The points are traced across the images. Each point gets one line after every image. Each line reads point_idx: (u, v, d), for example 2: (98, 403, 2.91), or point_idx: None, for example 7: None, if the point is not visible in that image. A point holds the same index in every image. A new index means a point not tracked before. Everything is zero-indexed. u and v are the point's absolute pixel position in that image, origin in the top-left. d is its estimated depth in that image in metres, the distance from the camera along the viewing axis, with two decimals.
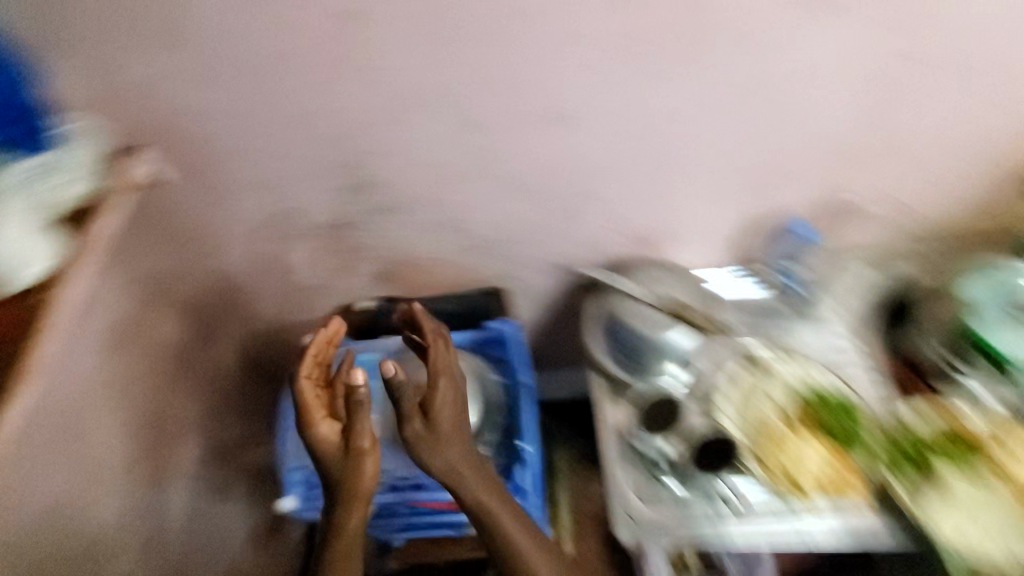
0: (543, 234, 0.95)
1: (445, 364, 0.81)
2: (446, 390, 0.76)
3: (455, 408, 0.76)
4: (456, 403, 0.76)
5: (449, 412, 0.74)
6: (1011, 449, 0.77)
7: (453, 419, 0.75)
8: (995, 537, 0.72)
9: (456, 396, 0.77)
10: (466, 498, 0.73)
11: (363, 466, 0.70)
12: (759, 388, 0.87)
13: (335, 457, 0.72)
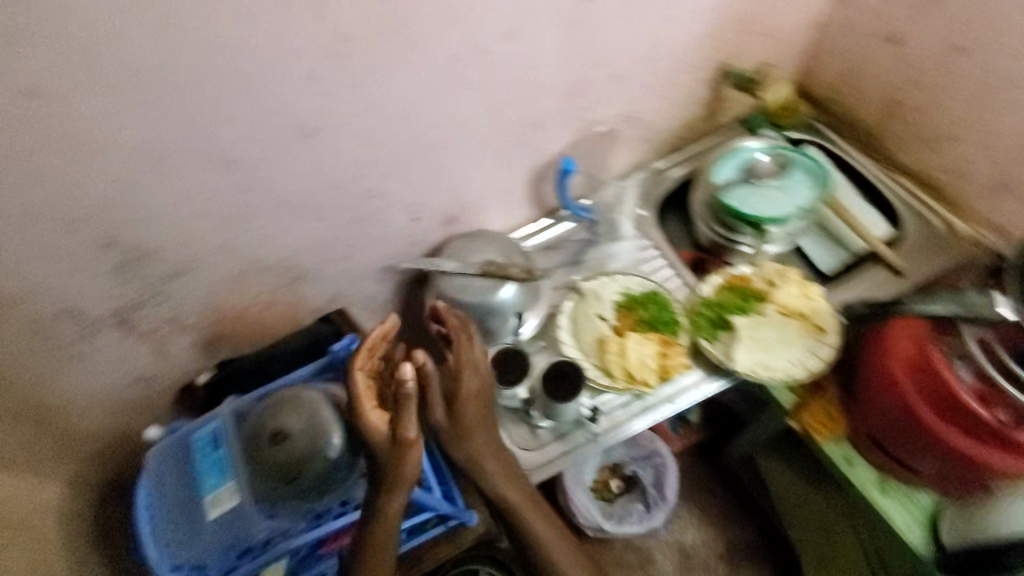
0: (353, 247, 0.96)
1: (483, 360, 0.87)
2: (474, 382, 0.84)
3: (479, 396, 0.84)
4: (479, 394, 0.84)
5: (475, 406, 0.83)
6: (774, 286, 0.96)
7: (477, 390, 0.82)
8: (782, 357, 0.91)
9: (479, 372, 0.84)
10: (485, 482, 0.83)
11: (410, 459, 0.72)
12: (589, 311, 0.99)
13: (387, 445, 0.73)
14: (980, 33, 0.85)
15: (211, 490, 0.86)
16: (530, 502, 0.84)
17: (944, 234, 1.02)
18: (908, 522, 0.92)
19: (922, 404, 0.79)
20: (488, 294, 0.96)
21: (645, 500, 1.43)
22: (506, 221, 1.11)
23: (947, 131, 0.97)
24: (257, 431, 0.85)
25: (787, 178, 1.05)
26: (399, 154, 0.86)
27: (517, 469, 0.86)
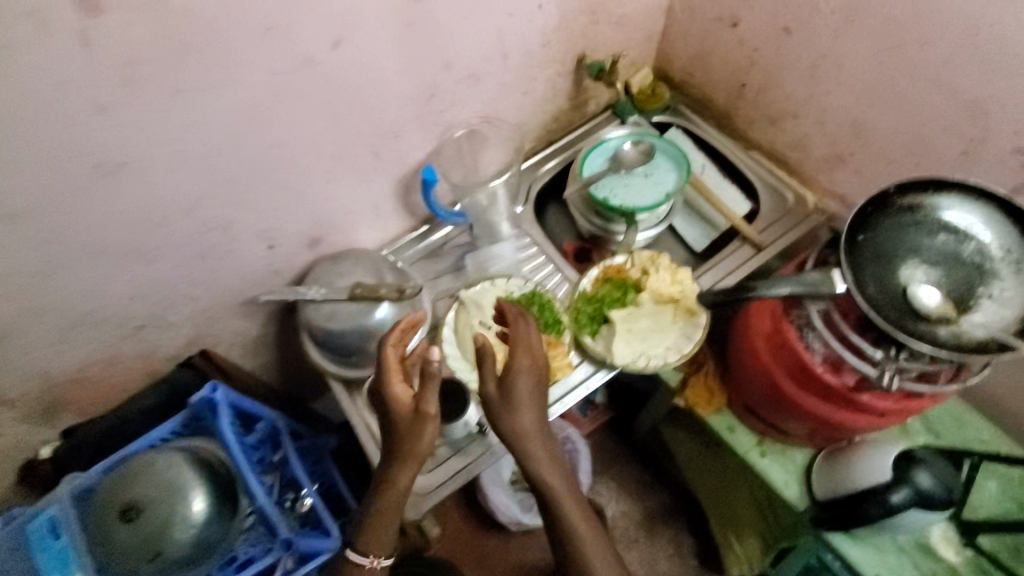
0: (200, 288, 0.86)
1: (539, 346, 0.81)
2: (534, 353, 0.79)
3: (535, 372, 0.78)
4: (533, 377, 0.77)
5: (525, 382, 0.76)
6: (647, 274, 0.98)
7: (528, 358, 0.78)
8: (660, 344, 0.93)
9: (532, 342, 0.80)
10: (529, 469, 0.75)
11: (424, 431, 0.70)
12: (472, 320, 0.96)
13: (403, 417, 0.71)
14: (806, 17, 0.88)
15: None
16: (570, 495, 0.76)
17: (793, 205, 1.09)
18: (786, 478, 0.99)
19: (783, 374, 0.85)
20: (361, 319, 0.88)
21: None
22: (377, 235, 1.05)
23: (789, 110, 1.02)
24: (107, 505, 0.76)
25: (651, 164, 1.07)
26: (228, 184, 0.77)
27: (562, 459, 0.78)
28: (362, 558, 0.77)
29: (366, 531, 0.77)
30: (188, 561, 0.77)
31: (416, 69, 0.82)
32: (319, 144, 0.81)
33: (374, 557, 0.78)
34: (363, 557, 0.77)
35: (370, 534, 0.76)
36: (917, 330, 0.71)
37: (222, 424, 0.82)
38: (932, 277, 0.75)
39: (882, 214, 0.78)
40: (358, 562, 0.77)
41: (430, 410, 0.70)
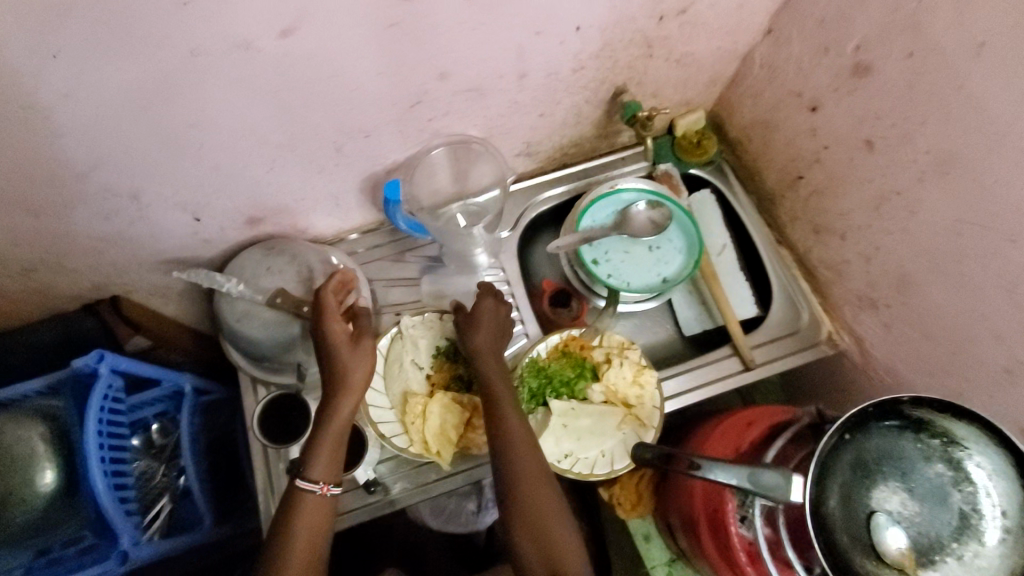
0: (109, 243, 0.76)
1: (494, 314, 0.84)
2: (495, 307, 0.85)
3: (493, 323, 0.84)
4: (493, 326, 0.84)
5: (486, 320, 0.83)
6: (609, 363, 0.86)
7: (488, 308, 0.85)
8: (595, 449, 0.83)
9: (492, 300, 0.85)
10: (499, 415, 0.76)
11: (360, 359, 0.76)
12: (403, 356, 0.85)
13: (344, 348, 0.75)
14: (894, 138, 0.71)
15: None
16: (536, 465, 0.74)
17: (805, 327, 0.94)
18: None
19: (706, 536, 0.76)
20: (275, 330, 0.81)
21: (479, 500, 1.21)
22: (337, 223, 0.92)
23: (836, 228, 0.85)
24: None
25: (660, 235, 0.92)
26: (139, 155, 0.65)
27: (529, 430, 0.75)
28: (313, 485, 0.71)
29: (315, 453, 0.72)
30: (23, 538, 0.71)
31: (396, 66, 0.65)
32: (253, 128, 0.67)
33: (325, 484, 0.72)
34: (313, 483, 0.71)
35: (321, 454, 0.72)
36: (862, 569, 0.61)
37: (92, 401, 0.73)
38: (904, 512, 0.63)
39: (880, 418, 0.66)
40: (307, 491, 0.71)
41: (368, 341, 0.77)
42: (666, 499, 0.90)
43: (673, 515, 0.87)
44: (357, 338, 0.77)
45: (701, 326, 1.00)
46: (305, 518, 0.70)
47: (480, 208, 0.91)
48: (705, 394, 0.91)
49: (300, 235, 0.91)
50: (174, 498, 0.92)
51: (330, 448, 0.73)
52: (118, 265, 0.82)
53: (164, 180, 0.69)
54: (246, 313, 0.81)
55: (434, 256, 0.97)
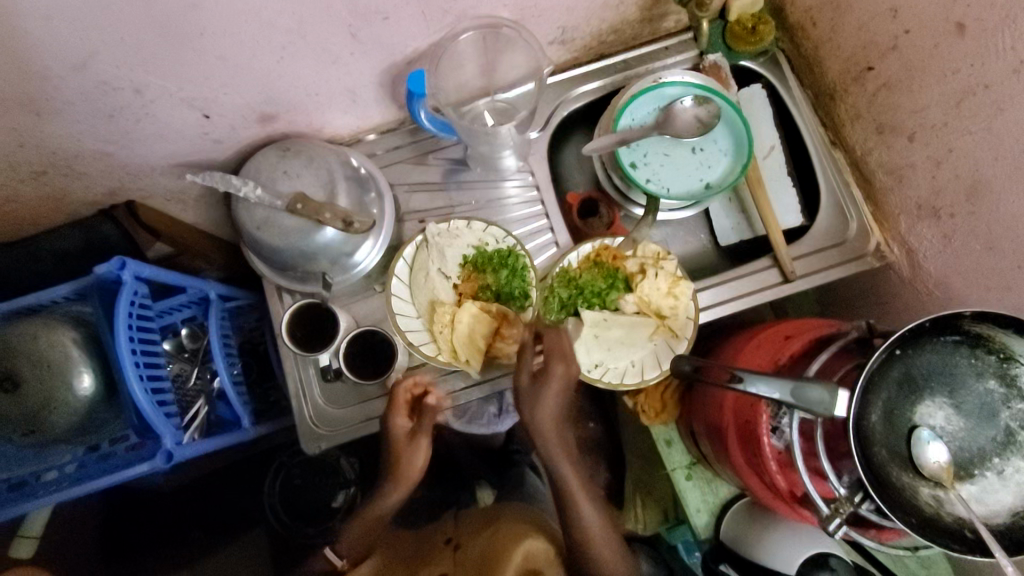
0: (115, 145, 0.72)
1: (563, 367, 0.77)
2: (562, 379, 0.75)
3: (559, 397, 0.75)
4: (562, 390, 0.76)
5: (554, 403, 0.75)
6: (643, 274, 0.82)
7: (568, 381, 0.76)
8: (626, 359, 0.82)
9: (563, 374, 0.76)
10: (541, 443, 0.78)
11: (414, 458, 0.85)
12: (429, 265, 0.82)
13: (403, 443, 0.84)
14: (992, 21, 0.61)
15: None
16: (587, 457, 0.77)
17: (853, 238, 0.89)
18: (699, 507, 0.95)
19: (733, 443, 0.77)
20: (297, 239, 0.75)
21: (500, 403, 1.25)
22: (354, 121, 0.86)
23: (904, 127, 0.77)
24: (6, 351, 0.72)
25: (706, 136, 0.84)
26: (135, 46, 0.58)
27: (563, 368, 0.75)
28: (336, 557, 0.86)
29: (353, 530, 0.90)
30: (72, 437, 0.75)
31: None
32: (256, 12, 0.59)
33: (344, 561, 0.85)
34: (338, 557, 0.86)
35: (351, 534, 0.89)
36: (898, 482, 0.60)
37: (117, 308, 0.72)
38: (948, 427, 0.61)
39: (935, 333, 0.62)
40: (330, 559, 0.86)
41: (422, 442, 0.84)
42: (693, 408, 0.91)
43: (699, 422, 0.88)
44: (413, 435, 0.84)
45: (738, 236, 0.95)
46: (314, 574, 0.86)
47: (508, 104, 0.82)
48: (739, 306, 0.89)
49: (316, 134, 0.85)
50: (210, 400, 0.95)
51: (363, 528, 0.90)
52: (128, 169, 0.77)
53: (166, 72, 0.63)
54: (265, 223, 0.76)
55: (458, 158, 0.90)
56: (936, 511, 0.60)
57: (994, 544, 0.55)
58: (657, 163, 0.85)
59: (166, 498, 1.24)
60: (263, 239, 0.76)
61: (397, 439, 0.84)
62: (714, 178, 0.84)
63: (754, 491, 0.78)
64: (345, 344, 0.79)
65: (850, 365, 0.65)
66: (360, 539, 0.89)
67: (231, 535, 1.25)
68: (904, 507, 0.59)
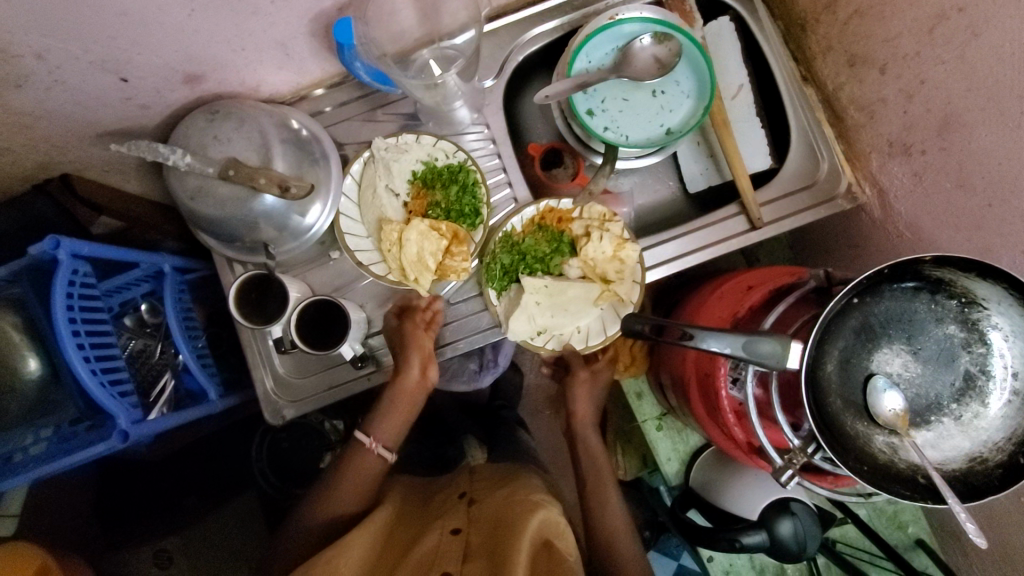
0: (32, 117, 0.67)
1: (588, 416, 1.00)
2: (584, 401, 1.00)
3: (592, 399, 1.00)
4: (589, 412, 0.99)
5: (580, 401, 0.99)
6: (587, 237, 0.80)
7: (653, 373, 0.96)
8: (571, 325, 0.80)
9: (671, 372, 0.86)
10: (558, 542, 0.75)
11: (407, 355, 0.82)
12: (376, 182, 0.80)
13: (395, 337, 0.83)
14: None
15: None
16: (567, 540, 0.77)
17: (824, 179, 0.85)
18: (670, 456, 0.98)
19: (695, 395, 0.77)
20: (236, 207, 0.72)
21: (479, 360, 1.25)
22: (293, 77, 0.81)
23: (876, 59, 0.72)
24: None
25: (667, 77, 0.78)
26: (22, 8, 0.53)
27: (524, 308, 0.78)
28: (365, 438, 0.86)
29: (384, 422, 0.87)
30: (28, 421, 0.75)
31: None
32: None
33: (373, 442, 0.86)
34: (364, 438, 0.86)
35: (383, 422, 0.87)
36: (851, 431, 0.60)
37: (54, 288, 0.70)
38: (905, 374, 0.60)
39: (894, 279, 0.61)
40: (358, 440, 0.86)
41: (413, 336, 0.82)
42: (661, 362, 0.91)
43: (666, 374, 0.88)
44: (406, 337, 0.82)
45: (707, 182, 0.93)
46: (348, 474, 0.84)
47: (457, 51, 0.75)
48: (707, 256, 0.86)
49: (253, 94, 0.81)
50: (176, 373, 0.94)
51: (397, 420, 0.87)
52: (52, 140, 0.73)
53: (68, 37, 0.58)
54: (201, 193, 0.72)
55: (409, 112, 0.85)
56: (889, 458, 0.60)
57: (944, 491, 0.55)
58: (619, 107, 0.79)
59: (144, 474, 1.23)
60: (200, 210, 0.73)
61: (392, 333, 0.84)
62: (677, 122, 0.79)
63: (717, 441, 0.77)
64: (295, 315, 0.75)
65: (806, 316, 0.64)
66: (379, 427, 0.87)
67: (219, 501, 1.27)
68: (856, 456, 0.59)
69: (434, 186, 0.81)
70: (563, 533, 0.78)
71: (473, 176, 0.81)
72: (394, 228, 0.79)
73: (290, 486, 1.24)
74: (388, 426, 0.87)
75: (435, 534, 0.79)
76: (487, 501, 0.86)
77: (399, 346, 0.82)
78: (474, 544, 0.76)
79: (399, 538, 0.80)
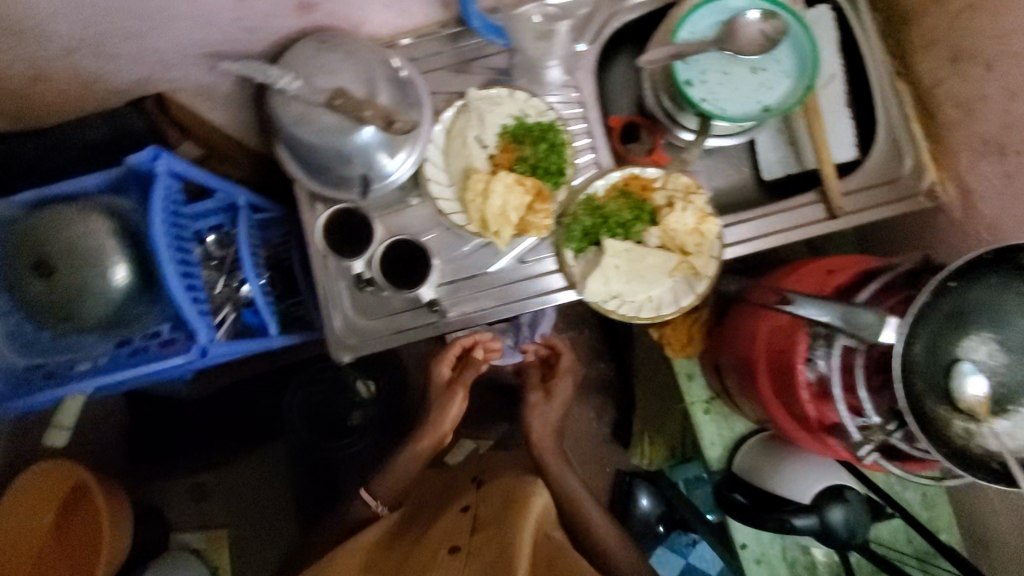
0: (149, 26, 0.68)
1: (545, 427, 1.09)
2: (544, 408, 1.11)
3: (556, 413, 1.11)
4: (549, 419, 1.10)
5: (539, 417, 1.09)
6: (671, 207, 0.80)
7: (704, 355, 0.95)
8: (644, 295, 0.80)
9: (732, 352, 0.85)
10: (550, 532, 0.81)
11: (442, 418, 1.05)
12: (468, 132, 0.81)
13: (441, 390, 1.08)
14: None
15: None
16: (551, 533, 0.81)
17: (907, 175, 0.85)
18: (714, 440, 0.97)
19: (763, 374, 0.77)
20: (335, 138, 0.72)
21: None
22: (395, 19, 0.82)
23: (983, 55, 0.73)
24: (22, 248, 0.70)
25: (767, 55, 0.79)
26: None
27: (602, 269, 0.79)
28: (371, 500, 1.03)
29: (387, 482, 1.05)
30: (106, 331, 0.75)
31: None
32: None
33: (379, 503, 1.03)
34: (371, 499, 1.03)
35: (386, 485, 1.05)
36: (931, 413, 0.60)
37: (153, 197, 0.71)
38: (990, 363, 0.60)
39: (988, 268, 0.61)
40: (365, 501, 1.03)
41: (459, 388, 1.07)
42: (722, 344, 0.90)
43: (727, 356, 0.87)
44: (450, 386, 1.07)
45: (783, 170, 0.93)
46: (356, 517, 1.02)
47: (558, 8, 0.83)
48: (784, 241, 0.86)
49: (354, 31, 0.81)
50: (238, 307, 0.93)
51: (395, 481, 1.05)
52: (160, 55, 0.74)
53: None
54: (300, 120, 0.73)
55: (501, 69, 0.86)
56: (965, 443, 0.59)
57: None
58: (718, 80, 0.80)
59: (183, 412, 1.24)
60: (297, 137, 0.74)
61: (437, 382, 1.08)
62: (773, 100, 0.79)
63: (781, 423, 0.77)
64: (379, 251, 0.77)
65: (901, 297, 0.65)
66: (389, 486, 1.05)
67: (253, 446, 1.27)
68: (936, 437, 0.59)
69: (523, 142, 0.81)
70: (549, 526, 0.84)
71: (560, 135, 0.82)
72: (481, 178, 0.80)
73: (325, 438, 1.25)
74: (390, 485, 1.05)
75: (449, 518, 0.88)
76: (493, 486, 0.92)
77: (442, 392, 1.08)
78: (481, 518, 0.84)
79: (402, 539, 0.92)
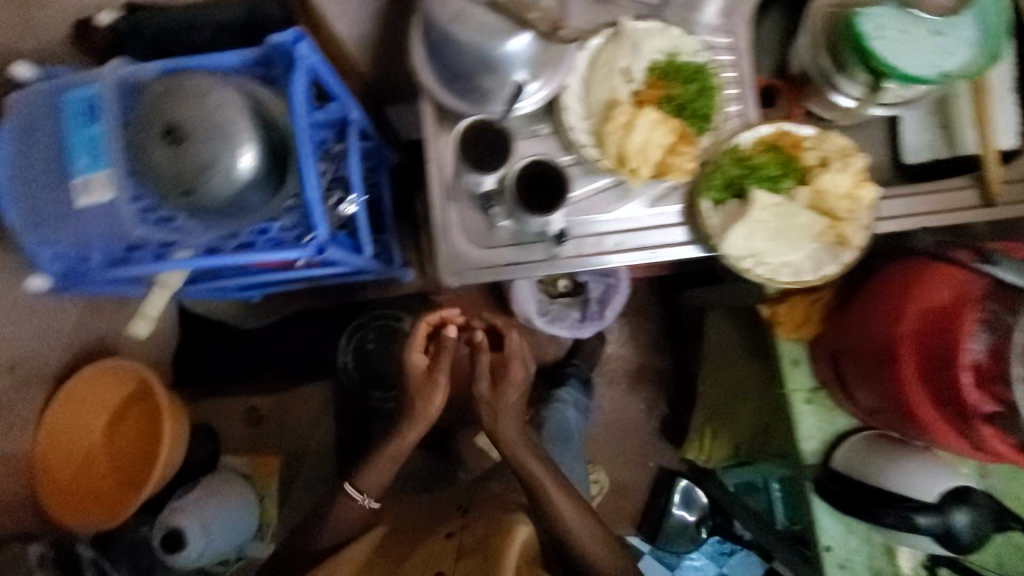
0: None
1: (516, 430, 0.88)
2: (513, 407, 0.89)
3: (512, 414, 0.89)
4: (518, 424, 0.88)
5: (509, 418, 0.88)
6: (824, 167, 0.75)
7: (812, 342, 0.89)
8: (784, 257, 0.74)
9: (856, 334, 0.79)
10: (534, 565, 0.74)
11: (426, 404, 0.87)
12: (616, 61, 0.76)
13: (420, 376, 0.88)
14: None
15: (81, 172, 0.70)
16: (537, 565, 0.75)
17: None
18: (812, 433, 0.88)
19: (906, 358, 0.71)
20: (490, 40, 0.68)
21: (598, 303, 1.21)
22: None
23: None
24: (151, 113, 0.67)
25: (950, 19, 0.73)
26: None
27: (745, 221, 0.74)
28: (356, 494, 0.89)
29: (366, 473, 0.89)
30: (218, 217, 0.71)
31: None
32: None
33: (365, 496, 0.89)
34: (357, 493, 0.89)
35: (367, 477, 0.89)
36: None
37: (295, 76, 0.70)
38: None
39: None
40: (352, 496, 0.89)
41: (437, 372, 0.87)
42: (842, 330, 0.82)
43: (847, 341, 0.80)
44: (431, 372, 0.87)
45: (928, 155, 0.87)
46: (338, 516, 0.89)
47: None
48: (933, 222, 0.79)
49: None
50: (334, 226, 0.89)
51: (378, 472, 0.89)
52: None
53: None
54: (453, 15, 0.68)
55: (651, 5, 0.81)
56: None
57: None
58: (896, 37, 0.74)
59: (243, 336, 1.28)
60: (445, 34, 0.69)
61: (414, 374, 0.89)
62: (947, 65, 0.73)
63: (917, 412, 0.71)
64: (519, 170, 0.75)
65: None
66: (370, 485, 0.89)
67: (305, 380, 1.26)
68: None
69: (674, 79, 0.76)
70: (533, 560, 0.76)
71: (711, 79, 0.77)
72: (626, 111, 0.75)
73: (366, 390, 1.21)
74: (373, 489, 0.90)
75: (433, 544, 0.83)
76: (486, 514, 0.86)
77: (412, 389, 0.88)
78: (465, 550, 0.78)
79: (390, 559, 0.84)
